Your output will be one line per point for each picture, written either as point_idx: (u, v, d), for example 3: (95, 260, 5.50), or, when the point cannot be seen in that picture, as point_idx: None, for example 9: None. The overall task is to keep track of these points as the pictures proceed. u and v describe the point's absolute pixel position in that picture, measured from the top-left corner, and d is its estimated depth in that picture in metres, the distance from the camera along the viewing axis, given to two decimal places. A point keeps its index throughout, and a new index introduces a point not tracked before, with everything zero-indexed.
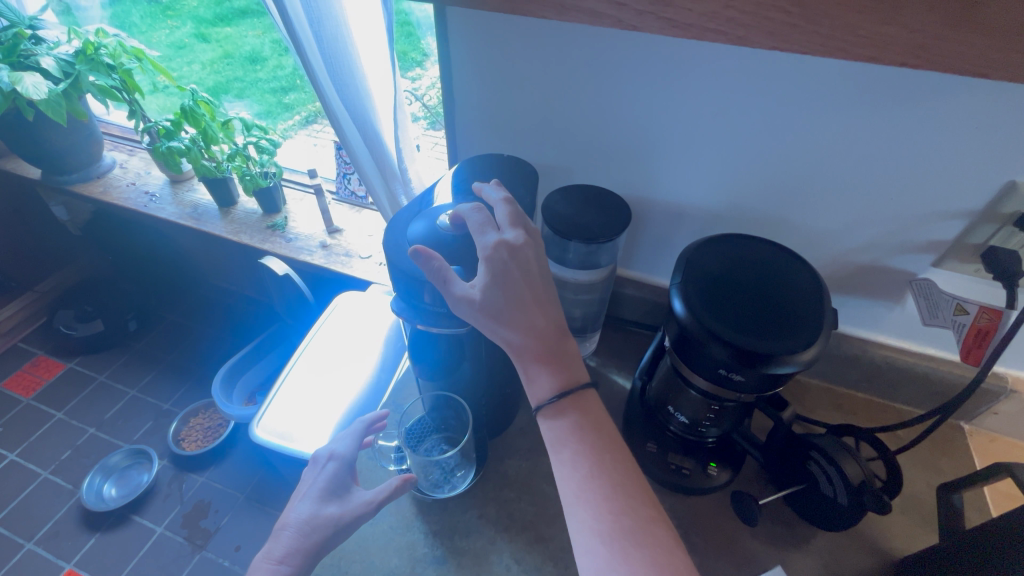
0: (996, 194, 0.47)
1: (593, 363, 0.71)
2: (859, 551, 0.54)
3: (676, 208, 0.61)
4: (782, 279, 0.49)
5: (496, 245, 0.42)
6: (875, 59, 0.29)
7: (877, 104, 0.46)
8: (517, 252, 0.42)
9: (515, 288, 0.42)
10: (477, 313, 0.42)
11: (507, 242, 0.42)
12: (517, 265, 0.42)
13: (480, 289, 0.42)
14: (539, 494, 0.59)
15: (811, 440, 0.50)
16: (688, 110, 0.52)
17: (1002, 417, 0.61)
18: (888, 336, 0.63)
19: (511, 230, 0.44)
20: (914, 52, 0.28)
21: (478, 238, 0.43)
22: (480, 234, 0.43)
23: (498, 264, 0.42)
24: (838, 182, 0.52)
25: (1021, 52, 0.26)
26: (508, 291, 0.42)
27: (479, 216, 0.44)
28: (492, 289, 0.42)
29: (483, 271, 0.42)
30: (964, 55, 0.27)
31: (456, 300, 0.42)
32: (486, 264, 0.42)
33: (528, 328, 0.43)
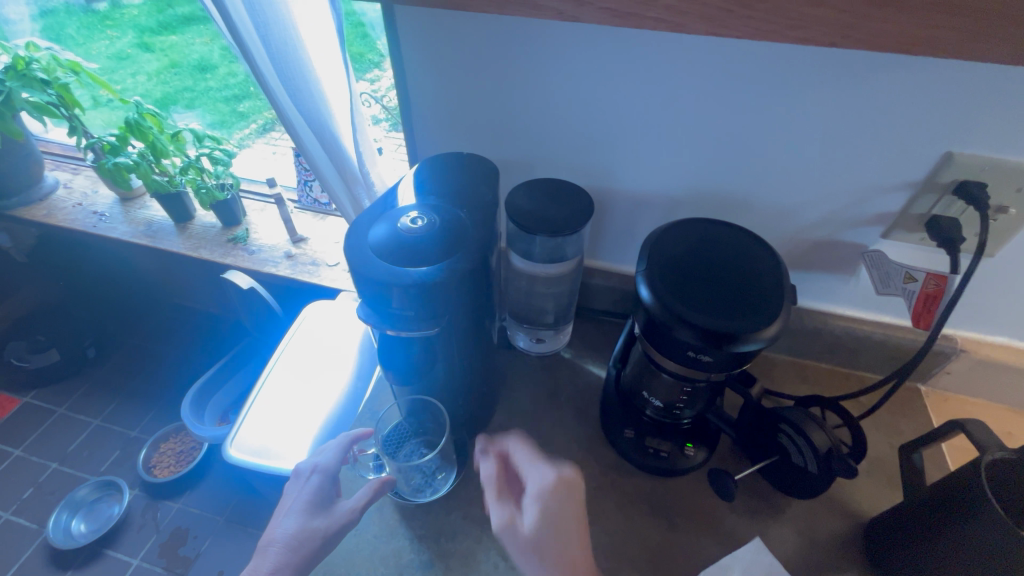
0: (934, 165, 0.50)
1: (567, 355, 0.72)
2: (832, 516, 0.56)
3: (638, 196, 0.62)
4: (743, 261, 0.50)
5: (552, 484, 0.47)
6: (807, 41, 0.30)
7: (817, 83, 0.47)
8: (568, 488, 0.48)
9: (564, 525, 0.46)
10: (525, 544, 0.45)
11: (563, 479, 0.48)
12: (568, 506, 0.47)
13: (531, 526, 0.46)
14: None
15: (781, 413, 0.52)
16: (642, 97, 0.53)
17: (954, 376, 0.64)
18: (846, 308, 0.65)
19: (562, 465, 0.49)
20: (841, 32, 0.29)
21: (533, 467, 0.49)
22: (533, 463, 0.50)
23: (551, 505, 0.46)
24: (790, 161, 0.54)
25: (937, 27, 0.28)
26: (556, 525, 0.46)
27: (528, 452, 0.51)
28: (541, 518, 0.46)
29: (535, 510, 0.46)
30: (887, 33, 0.29)
31: (505, 528, 0.46)
32: (539, 503, 0.46)
33: (571, 567, 0.44)
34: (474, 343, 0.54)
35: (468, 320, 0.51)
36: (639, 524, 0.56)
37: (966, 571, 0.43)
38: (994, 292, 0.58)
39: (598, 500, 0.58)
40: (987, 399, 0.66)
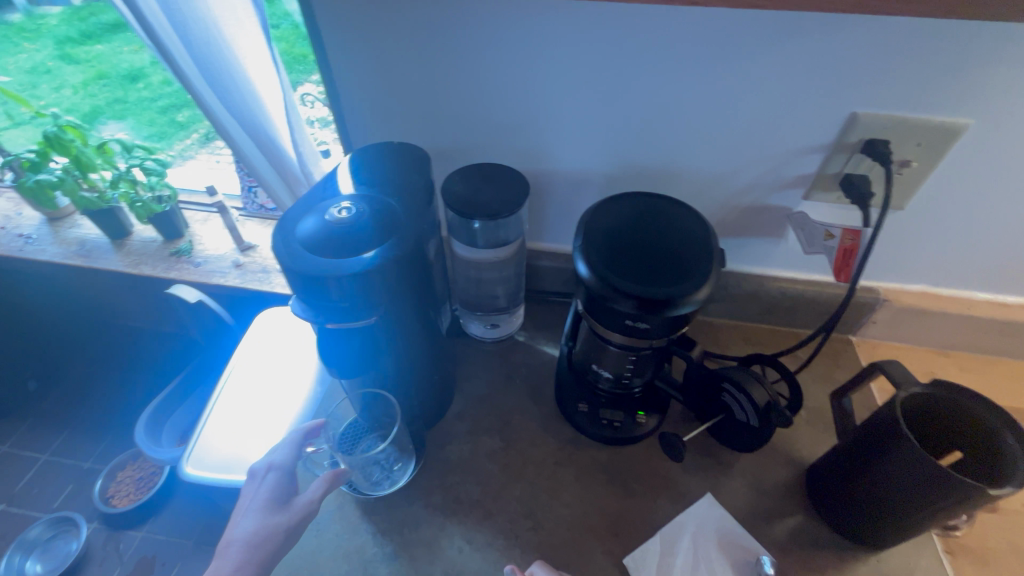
0: (842, 126, 0.53)
1: (522, 338, 0.73)
2: (778, 466, 0.59)
3: (576, 176, 0.63)
4: (673, 229, 0.52)
5: None
6: None
7: (728, 51, 0.49)
8: None
9: None
10: None
11: None
12: None
13: None
14: (481, 473, 0.60)
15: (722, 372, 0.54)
16: (568, 76, 0.54)
17: (880, 325, 0.69)
18: (781, 270, 0.68)
19: None
20: None
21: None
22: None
23: None
24: (714, 131, 0.56)
25: None
26: None
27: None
28: None
29: None
30: None
31: None
32: None
33: None
34: (421, 331, 0.55)
35: (410, 308, 0.51)
36: (598, 493, 0.57)
37: (896, 501, 0.46)
38: (908, 243, 0.62)
39: (558, 475, 0.59)
40: (912, 344, 0.71)
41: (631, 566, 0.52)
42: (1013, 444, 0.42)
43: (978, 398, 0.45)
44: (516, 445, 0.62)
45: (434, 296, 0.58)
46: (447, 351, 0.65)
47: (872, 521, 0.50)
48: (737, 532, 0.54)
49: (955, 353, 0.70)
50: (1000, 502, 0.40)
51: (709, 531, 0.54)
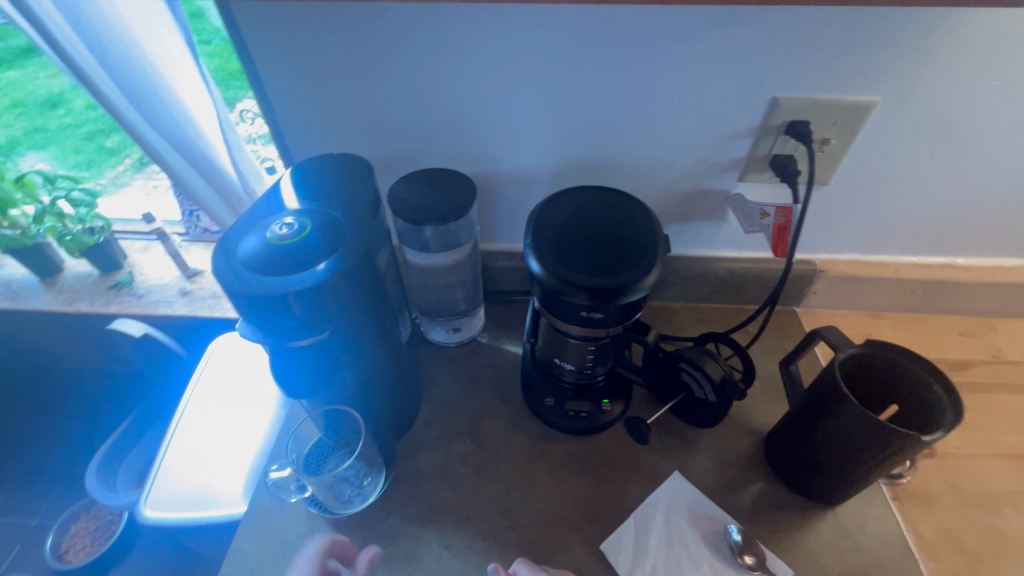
0: (766, 110, 0.56)
1: (485, 339, 0.73)
2: (739, 437, 0.62)
3: (523, 174, 0.64)
4: (618, 219, 0.54)
5: None
6: None
7: (655, 45, 0.51)
8: None
9: None
10: None
11: None
12: None
13: None
14: (454, 479, 0.59)
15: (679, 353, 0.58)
16: (504, 77, 0.55)
17: (820, 294, 0.73)
18: (724, 250, 0.71)
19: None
20: None
21: None
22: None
23: None
24: (650, 122, 0.58)
25: None
26: None
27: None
28: None
29: None
30: None
31: None
32: None
33: None
34: (380, 341, 0.54)
35: (366, 320, 0.51)
36: (571, 484, 0.58)
37: (843, 457, 0.50)
38: (837, 215, 0.66)
39: (531, 471, 0.60)
40: (850, 309, 0.75)
41: (608, 551, 0.53)
42: (938, 391, 0.46)
43: (905, 352, 0.48)
44: (487, 447, 0.62)
45: (388, 304, 0.57)
46: (409, 360, 0.65)
47: (824, 478, 0.53)
48: (705, 505, 0.56)
49: (888, 314, 0.75)
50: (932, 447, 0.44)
51: (680, 507, 0.56)
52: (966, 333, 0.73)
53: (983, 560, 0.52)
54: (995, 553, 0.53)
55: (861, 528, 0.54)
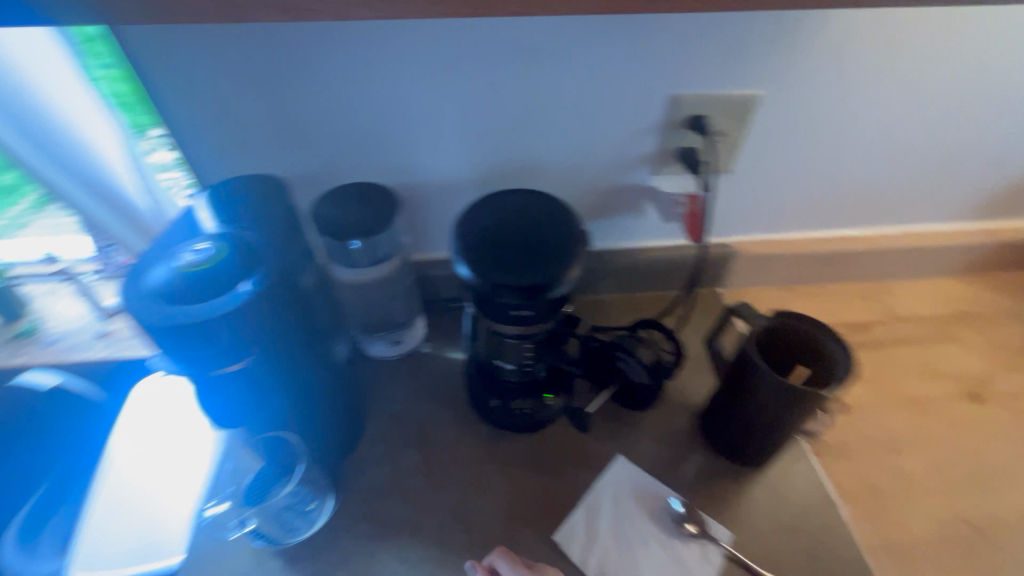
0: (667, 108, 0.60)
1: (427, 349, 0.73)
2: (676, 415, 0.65)
3: (447, 182, 0.65)
4: (541, 218, 0.56)
5: None
6: None
7: (558, 51, 0.54)
8: None
9: None
10: None
11: None
12: None
13: None
14: (405, 492, 0.59)
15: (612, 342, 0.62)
16: (417, 88, 0.56)
17: (737, 274, 0.79)
18: (646, 241, 0.75)
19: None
20: None
21: None
22: None
23: None
24: (563, 124, 0.61)
25: None
26: None
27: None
28: None
29: None
30: None
31: None
32: None
33: None
34: (314, 361, 0.53)
35: (297, 341, 0.50)
36: (521, 481, 0.59)
37: (764, 420, 0.54)
38: (743, 199, 0.71)
39: (482, 473, 0.60)
40: (765, 286, 0.81)
41: (561, 540, 0.54)
42: (838, 349, 0.51)
43: (807, 319, 0.53)
44: (436, 456, 0.62)
45: (319, 322, 0.56)
46: (349, 377, 0.63)
47: (751, 443, 0.57)
48: (649, 483, 0.59)
49: (799, 287, 0.82)
50: (835, 400, 0.48)
51: (626, 489, 0.58)
52: (865, 296, 0.81)
53: (893, 499, 0.58)
54: (903, 491, 0.59)
55: (789, 485, 0.59)
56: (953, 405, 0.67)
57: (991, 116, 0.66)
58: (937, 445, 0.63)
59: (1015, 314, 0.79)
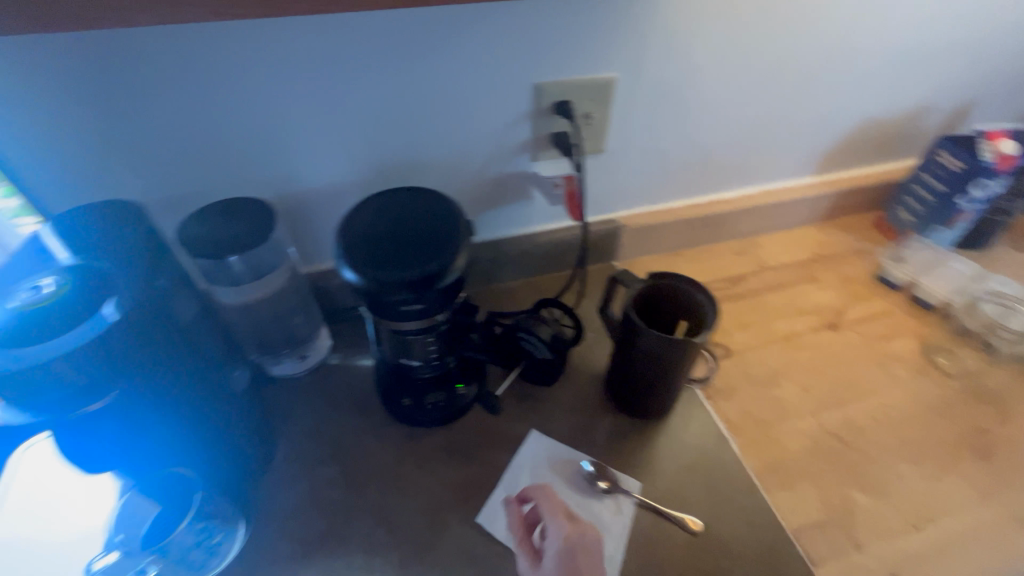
0: (533, 97, 0.64)
1: (336, 360, 0.71)
2: (584, 384, 0.69)
3: (330, 189, 0.64)
4: (424, 212, 0.57)
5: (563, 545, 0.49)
6: None
7: (418, 48, 0.56)
8: (582, 545, 0.50)
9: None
10: None
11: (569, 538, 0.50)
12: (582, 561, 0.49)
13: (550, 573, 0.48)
14: (324, 506, 0.58)
15: (511, 325, 0.64)
16: (279, 94, 0.55)
17: (629, 247, 0.85)
18: (541, 226, 0.79)
19: (562, 518, 0.51)
20: None
21: (552, 522, 0.51)
22: (552, 518, 0.51)
23: (569, 559, 0.49)
24: (438, 120, 0.62)
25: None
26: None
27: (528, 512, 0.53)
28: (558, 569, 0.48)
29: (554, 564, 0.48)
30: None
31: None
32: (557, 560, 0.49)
33: None
34: (195, 387, 0.51)
35: (170, 365, 0.47)
36: (442, 472, 0.60)
37: (652, 374, 0.59)
38: (621, 175, 0.77)
39: (402, 472, 0.60)
40: (655, 254, 0.88)
41: (484, 521, 0.56)
42: (702, 299, 0.57)
43: (675, 277, 0.59)
44: (353, 464, 0.61)
45: (199, 352, 0.53)
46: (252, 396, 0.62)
47: (648, 398, 0.62)
48: (563, 451, 0.62)
49: (684, 251, 0.89)
50: (703, 345, 0.54)
51: (541, 460, 0.61)
52: (741, 252, 0.90)
53: (773, 426, 0.65)
54: (780, 417, 0.66)
55: (687, 429, 0.65)
56: (816, 336, 0.77)
57: (816, 79, 0.75)
58: (805, 373, 0.72)
59: (861, 250, 0.91)
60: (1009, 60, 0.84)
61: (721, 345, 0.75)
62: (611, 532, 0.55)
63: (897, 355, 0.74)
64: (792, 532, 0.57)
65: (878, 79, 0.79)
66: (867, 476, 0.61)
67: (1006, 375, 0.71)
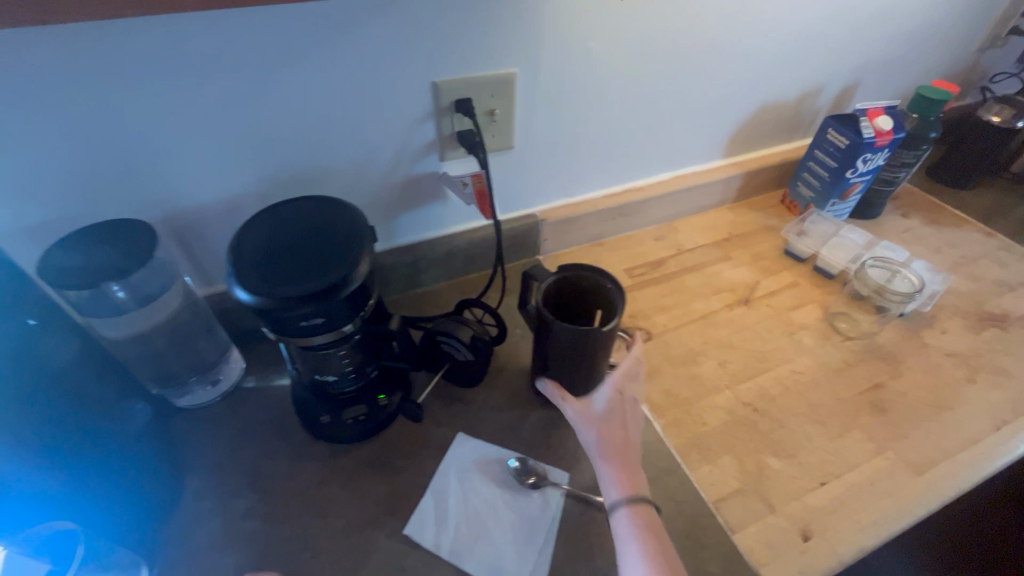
0: (432, 96, 0.63)
1: (250, 383, 0.67)
2: (511, 381, 0.69)
3: (224, 202, 0.61)
4: (321, 222, 0.55)
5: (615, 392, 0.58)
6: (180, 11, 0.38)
7: (302, 50, 0.53)
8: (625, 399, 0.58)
9: (622, 422, 0.56)
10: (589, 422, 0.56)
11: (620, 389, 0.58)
12: (626, 410, 0.57)
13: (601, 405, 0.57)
14: (241, 539, 0.55)
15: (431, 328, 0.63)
16: (150, 104, 0.51)
17: (551, 241, 0.86)
18: (459, 226, 0.79)
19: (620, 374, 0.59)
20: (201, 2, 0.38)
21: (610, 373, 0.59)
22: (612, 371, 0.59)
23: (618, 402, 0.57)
24: (333, 122, 0.60)
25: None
26: (616, 418, 0.56)
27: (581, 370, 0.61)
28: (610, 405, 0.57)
29: (606, 399, 0.57)
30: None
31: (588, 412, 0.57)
32: (609, 400, 0.57)
33: None
34: (59, 431, 0.47)
35: (17, 413, 0.43)
36: (368, 487, 0.59)
37: (572, 367, 0.59)
38: (533, 169, 0.77)
39: (325, 492, 0.58)
40: (578, 245, 0.90)
41: (412, 533, 0.55)
42: (610, 288, 0.58)
43: (586, 268, 0.59)
44: (272, 491, 0.58)
45: (66, 393, 0.49)
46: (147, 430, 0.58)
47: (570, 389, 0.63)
48: (491, 452, 0.62)
49: (606, 240, 0.91)
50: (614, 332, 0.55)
51: (469, 464, 0.60)
52: (659, 237, 0.93)
53: (692, 403, 0.68)
54: (698, 394, 0.69)
55: None
56: (731, 312, 0.80)
57: (712, 64, 0.79)
58: (720, 349, 0.75)
59: (770, 227, 0.96)
60: (883, 41, 0.91)
61: (642, 330, 0.77)
62: (540, 527, 0.56)
63: (803, 324, 0.79)
64: (714, 504, 0.59)
65: (770, 62, 0.83)
66: (779, 441, 0.64)
67: (897, 333, 0.77)
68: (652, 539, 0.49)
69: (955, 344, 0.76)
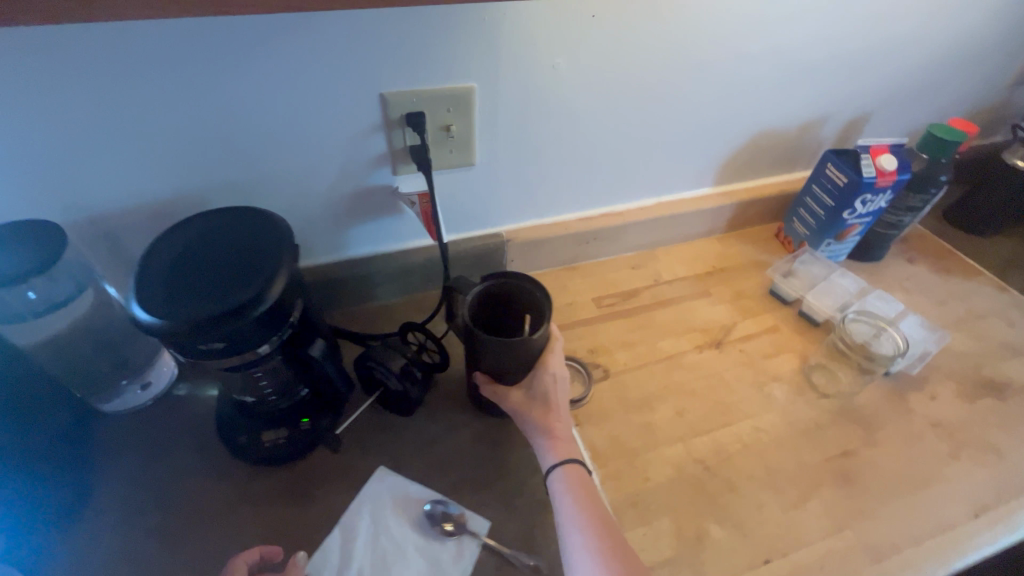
0: (381, 107, 0.59)
1: (182, 391, 0.65)
2: (450, 411, 0.66)
3: (158, 207, 0.59)
4: (244, 238, 0.52)
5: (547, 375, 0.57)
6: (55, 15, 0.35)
7: (233, 55, 0.50)
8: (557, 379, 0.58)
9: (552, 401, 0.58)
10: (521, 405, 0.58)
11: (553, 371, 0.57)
12: (556, 389, 0.58)
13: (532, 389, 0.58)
14: (138, 560, 0.53)
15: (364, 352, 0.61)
16: (70, 105, 0.49)
17: (518, 262, 0.82)
18: (420, 242, 0.75)
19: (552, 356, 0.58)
20: None
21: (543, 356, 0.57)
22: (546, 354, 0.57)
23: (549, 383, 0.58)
24: (272, 130, 0.57)
25: None
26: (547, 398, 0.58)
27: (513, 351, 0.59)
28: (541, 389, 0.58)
29: (539, 384, 0.58)
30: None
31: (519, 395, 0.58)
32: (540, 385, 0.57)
33: None
34: None
35: None
36: (277, 514, 0.56)
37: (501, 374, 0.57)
38: (497, 187, 0.73)
39: (233, 516, 0.56)
40: (549, 268, 0.85)
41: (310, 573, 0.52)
42: (541, 297, 0.54)
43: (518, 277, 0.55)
44: (179, 509, 0.56)
45: None
46: (69, 433, 0.57)
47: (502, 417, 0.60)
48: (411, 489, 0.58)
49: (579, 265, 0.86)
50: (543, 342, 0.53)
51: (385, 500, 0.57)
52: (637, 265, 0.88)
53: (639, 454, 0.63)
54: (648, 444, 0.64)
55: None
56: (699, 355, 0.75)
57: (700, 86, 0.73)
58: (680, 395, 0.70)
59: (759, 262, 0.90)
60: (898, 72, 0.83)
61: (600, 366, 0.72)
62: None
63: (777, 375, 0.73)
64: None
65: (765, 89, 0.77)
66: (726, 506, 0.59)
67: (879, 394, 0.71)
68: (584, 494, 0.53)
69: (943, 412, 0.69)
